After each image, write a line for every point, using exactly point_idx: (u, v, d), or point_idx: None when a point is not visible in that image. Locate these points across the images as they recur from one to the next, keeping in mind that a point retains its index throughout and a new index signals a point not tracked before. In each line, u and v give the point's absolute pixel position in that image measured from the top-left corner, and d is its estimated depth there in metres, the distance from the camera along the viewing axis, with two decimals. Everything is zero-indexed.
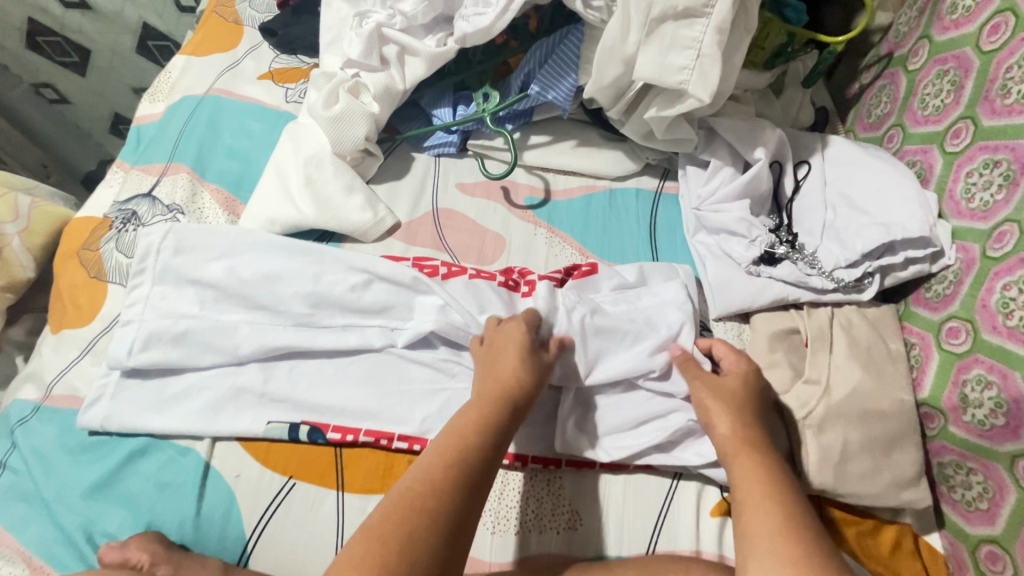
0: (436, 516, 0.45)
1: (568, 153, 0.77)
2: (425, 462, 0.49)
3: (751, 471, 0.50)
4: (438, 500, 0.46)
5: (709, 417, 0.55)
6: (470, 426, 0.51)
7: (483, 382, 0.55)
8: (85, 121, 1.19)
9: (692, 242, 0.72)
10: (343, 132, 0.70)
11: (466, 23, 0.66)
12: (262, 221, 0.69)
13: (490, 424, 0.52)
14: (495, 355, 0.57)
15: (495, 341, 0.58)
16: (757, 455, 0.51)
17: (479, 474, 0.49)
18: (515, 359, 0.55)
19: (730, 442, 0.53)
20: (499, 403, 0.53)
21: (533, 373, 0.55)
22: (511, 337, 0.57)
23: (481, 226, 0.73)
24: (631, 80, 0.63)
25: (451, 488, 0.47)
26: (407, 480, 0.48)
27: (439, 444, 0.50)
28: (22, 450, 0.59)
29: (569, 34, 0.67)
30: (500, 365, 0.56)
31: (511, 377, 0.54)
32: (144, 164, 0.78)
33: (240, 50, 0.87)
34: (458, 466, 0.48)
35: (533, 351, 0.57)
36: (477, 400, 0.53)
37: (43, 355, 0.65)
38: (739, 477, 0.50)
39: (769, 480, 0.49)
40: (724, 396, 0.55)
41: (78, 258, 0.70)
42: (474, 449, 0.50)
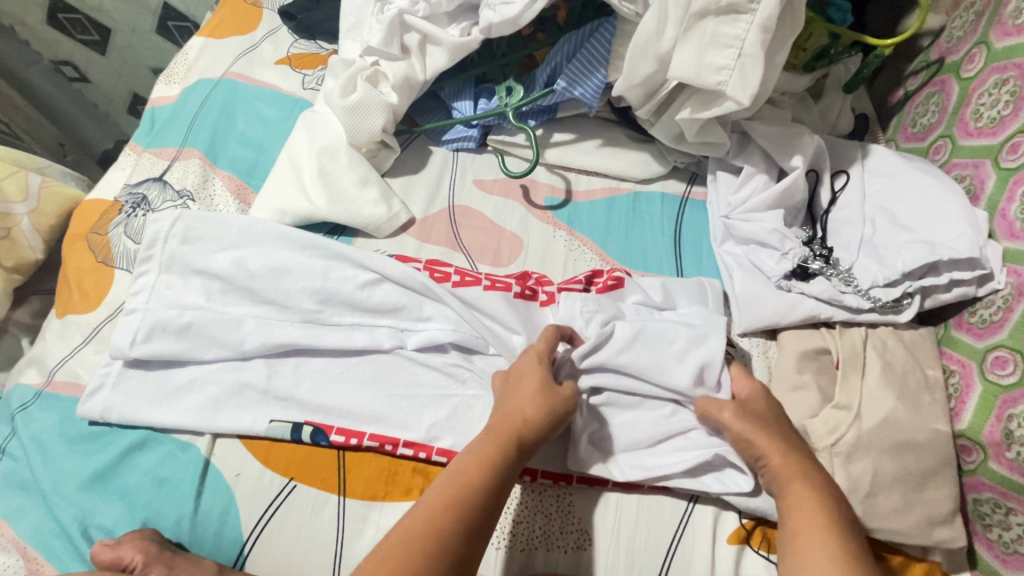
0: (433, 564, 0.42)
1: (593, 153, 0.73)
2: (430, 496, 0.46)
3: (805, 497, 0.48)
4: (439, 542, 0.43)
5: (756, 450, 0.51)
6: (477, 464, 0.48)
7: (494, 418, 0.52)
8: (104, 100, 1.17)
9: (718, 251, 0.68)
10: (360, 123, 0.67)
11: (493, 12, 0.59)
12: (273, 212, 0.67)
13: (501, 463, 0.49)
14: (512, 385, 0.55)
15: (515, 373, 0.56)
16: (809, 479, 0.49)
17: (483, 516, 0.46)
18: (533, 396, 0.53)
19: (786, 464, 0.50)
20: (513, 439, 0.50)
21: (546, 416, 0.52)
22: (534, 371, 0.54)
23: (498, 225, 0.70)
24: (665, 78, 0.59)
25: (454, 530, 0.44)
26: (411, 514, 0.45)
27: (447, 478, 0.48)
28: (20, 438, 0.58)
29: (601, 27, 0.63)
30: (514, 401, 0.53)
31: (526, 412, 0.52)
32: (156, 148, 0.76)
33: (258, 33, 0.85)
34: (461, 504, 0.46)
35: (550, 391, 0.54)
36: (488, 432, 0.51)
37: (48, 340, 0.63)
38: (791, 499, 0.48)
39: (823, 508, 0.47)
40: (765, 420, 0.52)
41: (86, 241, 0.69)
42: (480, 488, 0.47)
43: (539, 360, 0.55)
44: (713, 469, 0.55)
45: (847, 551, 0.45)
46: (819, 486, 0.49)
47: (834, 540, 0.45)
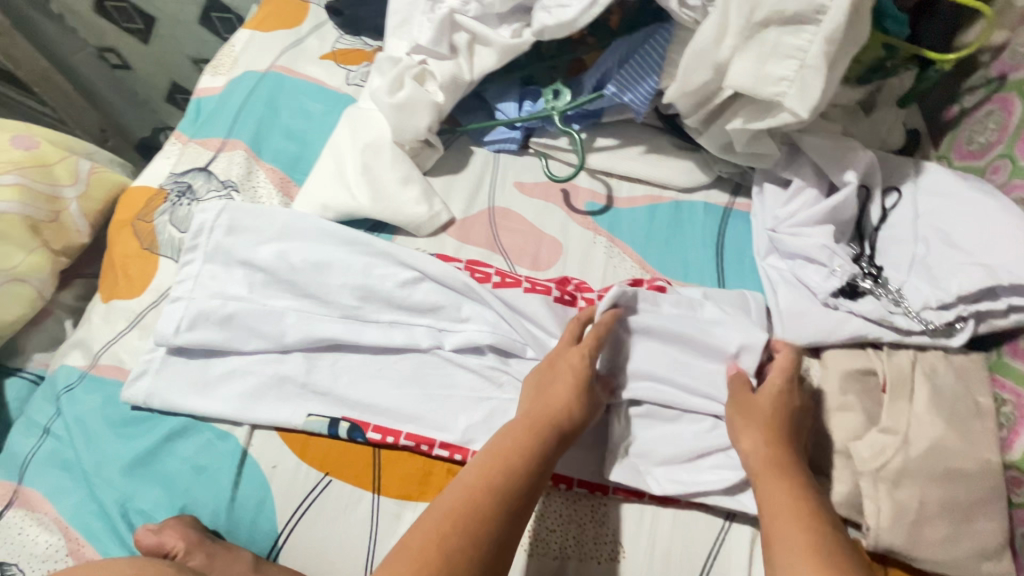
0: (477, 544, 0.44)
1: (636, 159, 0.72)
2: (468, 478, 0.48)
3: (784, 497, 0.48)
4: (478, 522, 0.45)
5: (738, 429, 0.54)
6: (516, 447, 0.49)
7: (533, 404, 0.53)
8: (144, 88, 1.27)
9: (762, 265, 0.67)
10: (406, 121, 0.67)
11: (547, 14, 0.58)
12: (315, 207, 0.67)
13: (533, 451, 0.49)
14: (547, 378, 0.55)
15: (551, 365, 0.56)
16: (792, 479, 0.49)
17: (518, 503, 0.47)
18: (568, 390, 0.53)
19: (772, 464, 0.50)
20: (545, 430, 0.51)
21: (586, 408, 0.53)
22: (575, 362, 0.54)
23: (538, 229, 0.70)
24: (719, 87, 0.58)
25: (488, 516, 0.45)
26: (445, 499, 0.46)
27: (479, 465, 0.49)
28: (65, 418, 0.59)
29: (656, 35, 0.62)
30: (553, 390, 0.53)
31: (562, 406, 0.52)
32: (201, 138, 0.77)
33: (304, 28, 0.85)
34: (501, 486, 0.47)
35: (590, 387, 0.54)
36: (526, 417, 0.52)
37: (93, 323, 0.64)
38: (766, 496, 0.49)
39: (804, 507, 0.47)
40: (764, 422, 0.52)
41: (132, 227, 0.70)
42: (519, 472, 0.48)
43: (582, 358, 0.55)
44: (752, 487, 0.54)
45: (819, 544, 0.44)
46: (799, 485, 0.49)
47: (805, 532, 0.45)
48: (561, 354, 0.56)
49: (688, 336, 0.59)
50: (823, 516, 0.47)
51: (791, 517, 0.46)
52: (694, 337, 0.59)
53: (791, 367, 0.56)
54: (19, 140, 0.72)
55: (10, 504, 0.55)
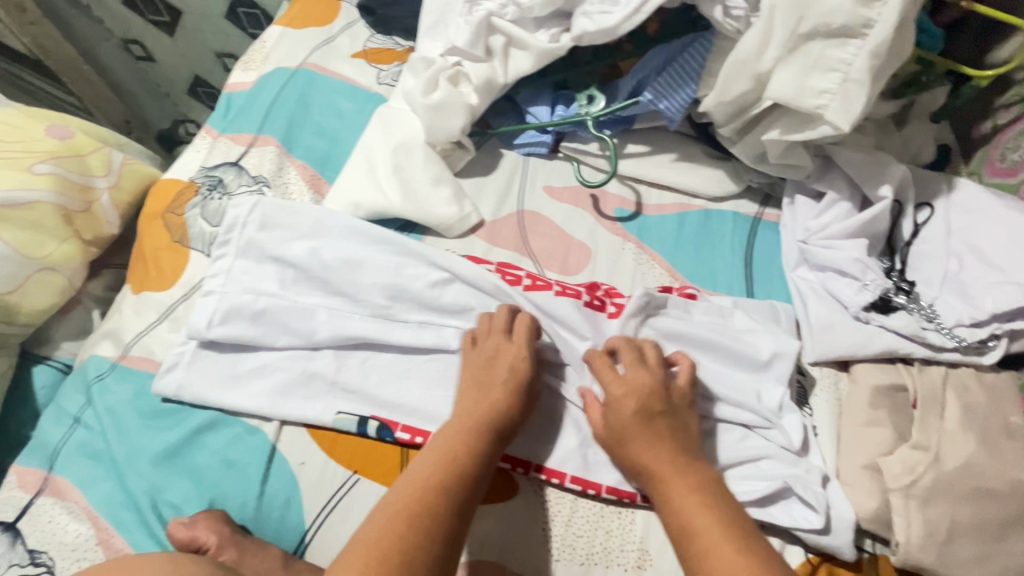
0: (429, 540, 0.45)
1: (667, 167, 0.72)
2: (408, 482, 0.48)
3: (683, 496, 0.49)
4: (428, 518, 0.46)
5: (620, 429, 0.53)
6: (445, 445, 0.51)
7: (467, 404, 0.54)
8: (165, 82, 1.29)
9: (791, 276, 0.67)
10: (440, 122, 0.67)
11: (589, 20, 0.58)
12: (347, 205, 0.68)
13: (469, 449, 0.51)
14: (483, 379, 0.55)
15: (471, 366, 0.57)
16: (688, 473, 0.50)
17: (461, 498, 0.48)
18: (503, 386, 0.54)
19: (660, 461, 0.51)
20: (482, 425, 0.52)
21: (523, 398, 0.55)
22: (507, 359, 0.56)
23: (567, 233, 0.70)
24: (759, 97, 0.58)
25: (439, 516, 0.46)
26: (388, 505, 0.47)
27: (419, 468, 0.50)
28: (96, 408, 0.59)
29: (696, 42, 0.61)
30: (489, 389, 0.54)
31: (492, 404, 0.53)
32: (232, 133, 0.77)
33: (336, 26, 0.86)
34: (444, 484, 0.48)
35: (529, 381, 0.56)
36: (459, 418, 0.53)
37: (124, 314, 0.65)
38: (672, 493, 0.49)
39: (703, 500, 0.48)
40: (632, 425, 0.53)
41: (163, 220, 0.71)
42: (457, 469, 0.49)
43: (518, 354, 0.56)
44: (781, 498, 0.54)
45: (725, 527, 0.46)
46: (696, 478, 0.50)
47: (715, 520, 0.47)
48: (481, 352, 0.57)
49: (720, 346, 0.59)
50: (722, 500, 0.48)
51: (696, 506, 0.48)
52: (724, 346, 0.59)
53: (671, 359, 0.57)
54: (54, 130, 0.72)
55: (40, 491, 0.56)
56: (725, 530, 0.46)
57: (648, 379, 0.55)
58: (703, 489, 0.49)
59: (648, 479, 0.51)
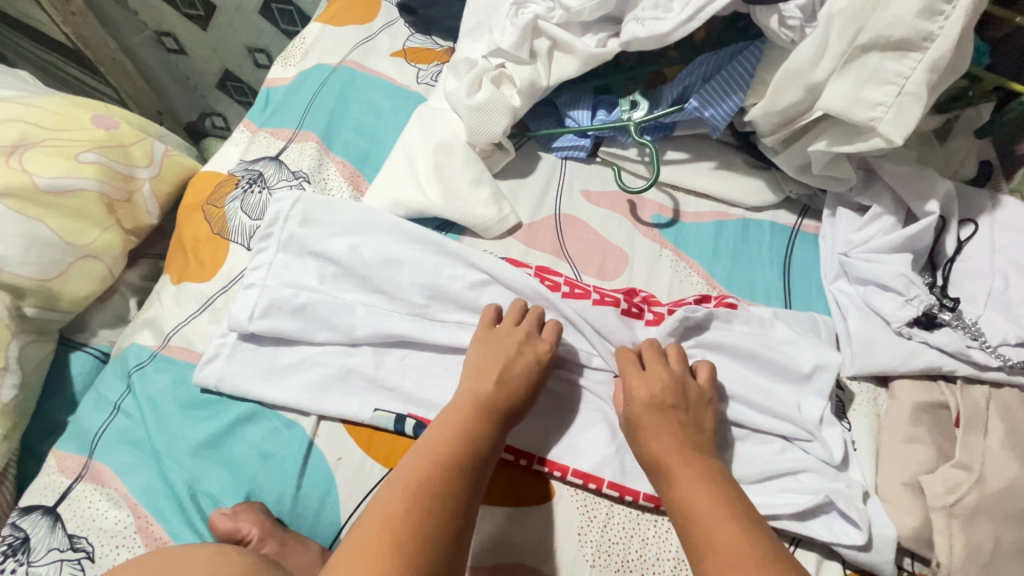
0: (443, 512, 0.45)
1: (706, 174, 0.72)
2: (421, 454, 0.49)
3: (687, 480, 0.48)
4: (442, 492, 0.46)
5: (635, 421, 0.54)
6: (458, 422, 0.51)
7: (479, 384, 0.54)
8: (195, 74, 1.32)
9: (830, 288, 0.67)
10: (483, 123, 0.67)
11: (639, 26, 0.58)
12: (387, 203, 0.68)
13: (481, 430, 0.51)
14: (494, 362, 0.55)
15: (487, 348, 0.57)
16: (693, 460, 0.50)
17: (473, 475, 0.48)
18: (520, 373, 0.55)
19: (670, 450, 0.51)
20: (493, 406, 0.53)
21: (535, 388, 0.55)
22: (526, 348, 0.56)
23: (604, 238, 0.69)
24: (809, 108, 0.57)
25: (453, 489, 0.46)
26: (399, 476, 0.47)
27: (430, 443, 0.50)
28: (136, 396, 0.60)
29: (745, 51, 0.61)
30: (505, 373, 0.54)
31: (507, 389, 0.54)
32: (272, 128, 0.78)
33: (376, 25, 0.86)
34: (456, 460, 0.48)
35: (541, 371, 0.56)
36: (471, 397, 0.53)
37: (164, 304, 0.65)
38: (680, 482, 0.49)
39: (709, 484, 0.48)
40: (644, 414, 0.53)
41: (203, 211, 0.71)
42: (471, 448, 0.50)
43: (540, 347, 0.56)
44: (820, 512, 0.53)
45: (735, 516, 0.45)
46: (704, 466, 0.50)
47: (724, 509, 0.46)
48: (498, 335, 0.57)
49: (760, 356, 0.59)
50: (732, 492, 0.48)
51: (703, 493, 0.47)
52: (765, 357, 0.58)
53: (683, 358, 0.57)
54: (100, 120, 0.73)
55: (80, 477, 0.56)
56: (727, 512, 0.46)
57: (664, 375, 0.55)
58: (712, 480, 0.49)
59: (656, 468, 0.51)
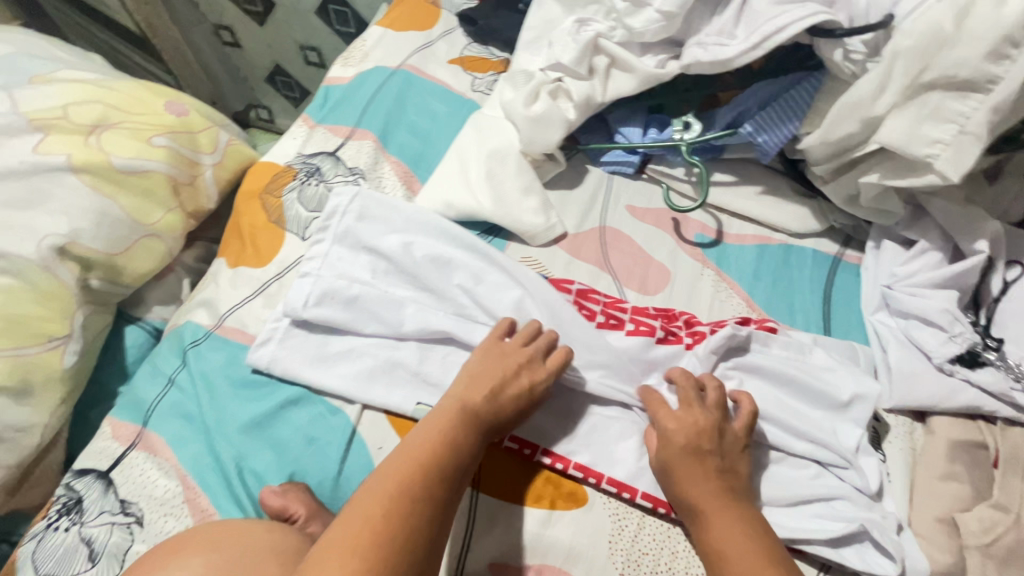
0: (419, 520, 0.46)
1: (752, 199, 0.73)
2: (405, 456, 0.50)
3: (727, 526, 0.50)
4: (421, 499, 0.47)
5: (673, 464, 0.54)
6: (446, 429, 0.52)
7: (471, 394, 0.55)
8: (245, 67, 1.38)
9: (869, 319, 0.67)
10: (539, 133, 0.69)
11: (703, 51, 0.60)
12: (439, 204, 0.70)
13: (465, 439, 0.52)
14: (487, 375, 0.56)
15: (487, 360, 0.58)
16: (731, 506, 0.51)
17: (452, 484, 0.50)
18: (513, 393, 0.55)
19: (709, 496, 0.51)
20: (482, 418, 0.54)
21: (525, 407, 0.56)
22: (523, 370, 0.56)
23: (647, 254, 0.71)
24: (865, 140, 0.58)
25: (433, 497, 0.48)
26: (383, 477, 0.48)
27: (415, 445, 0.51)
28: (191, 372, 0.62)
29: (804, 80, 0.62)
30: (498, 389, 0.55)
31: (498, 404, 0.55)
32: (330, 124, 0.81)
33: (435, 32, 0.89)
34: (438, 468, 0.49)
35: (535, 393, 0.56)
36: (461, 406, 0.54)
37: (220, 285, 0.68)
38: (717, 528, 0.50)
39: (747, 528, 0.50)
40: (681, 462, 0.53)
41: (260, 200, 0.74)
42: (453, 457, 0.51)
43: (539, 371, 0.57)
44: (853, 541, 0.54)
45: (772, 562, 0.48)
46: (741, 511, 0.51)
47: (763, 556, 0.48)
48: (502, 349, 0.58)
49: (798, 382, 0.59)
50: (767, 536, 0.50)
51: (742, 541, 0.49)
52: (804, 382, 0.59)
53: (722, 402, 0.56)
54: (172, 106, 0.77)
55: (133, 445, 0.59)
56: (764, 559, 0.48)
57: (702, 418, 0.55)
58: (750, 526, 0.50)
59: (692, 513, 0.52)
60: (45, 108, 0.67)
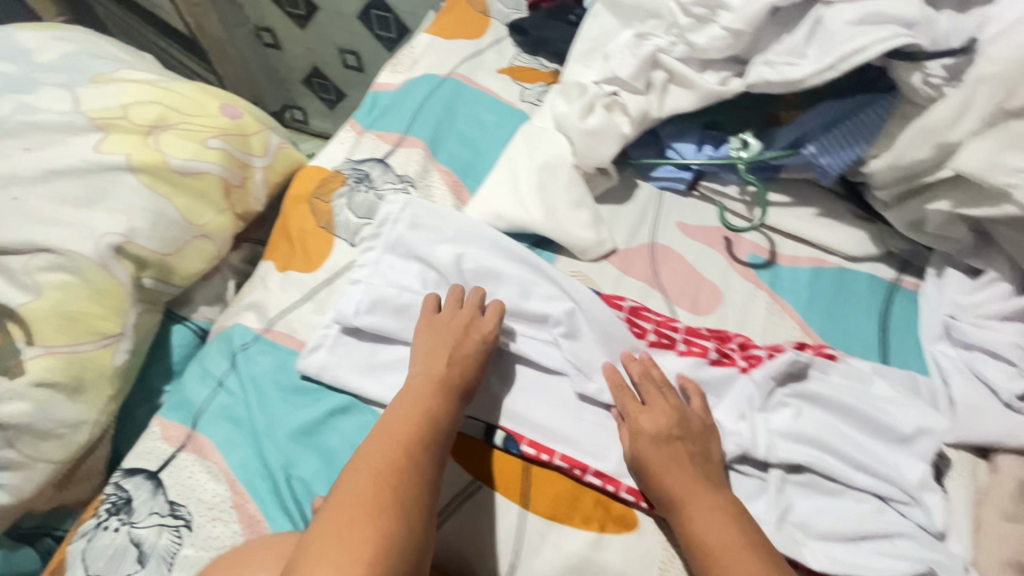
0: (412, 493, 0.46)
1: (806, 221, 0.72)
2: (386, 436, 0.49)
3: (704, 512, 0.50)
4: (410, 475, 0.47)
5: (650, 458, 0.53)
6: (421, 405, 0.53)
7: (431, 367, 0.56)
8: (284, 69, 1.40)
9: (929, 349, 0.64)
10: (594, 147, 0.68)
11: (772, 70, 0.59)
12: (489, 215, 0.70)
13: (441, 410, 0.53)
14: (441, 346, 0.57)
15: (434, 332, 0.59)
16: (708, 491, 0.51)
17: (435, 454, 0.50)
18: (465, 354, 0.57)
19: (682, 484, 0.51)
20: (450, 385, 0.55)
21: (478, 367, 0.58)
22: (468, 331, 0.58)
23: (698, 272, 0.69)
24: (938, 166, 0.57)
25: (421, 469, 0.48)
26: (368, 459, 0.47)
27: (393, 425, 0.51)
28: (241, 375, 0.62)
29: (874, 103, 0.60)
30: (453, 354, 0.57)
31: (459, 369, 0.56)
32: (378, 130, 0.81)
33: (484, 41, 0.89)
34: (422, 442, 0.49)
35: (485, 351, 0.58)
36: (428, 380, 0.55)
37: (270, 289, 0.68)
38: (697, 518, 0.49)
39: (724, 511, 0.50)
40: (653, 454, 0.53)
41: (309, 204, 0.74)
42: (432, 428, 0.51)
43: (485, 330, 0.59)
44: None
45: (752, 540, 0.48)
46: (716, 495, 0.51)
47: (744, 537, 0.48)
48: (445, 319, 0.60)
49: (858, 412, 0.57)
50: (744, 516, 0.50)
51: (720, 524, 0.49)
52: (864, 412, 0.57)
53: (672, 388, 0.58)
54: (226, 109, 0.77)
55: (182, 447, 0.59)
56: (743, 540, 0.48)
57: (664, 408, 0.56)
58: (726, 509, 0.50)
59: (669, 504, 0.51)
60: (107, 107, 0.68)
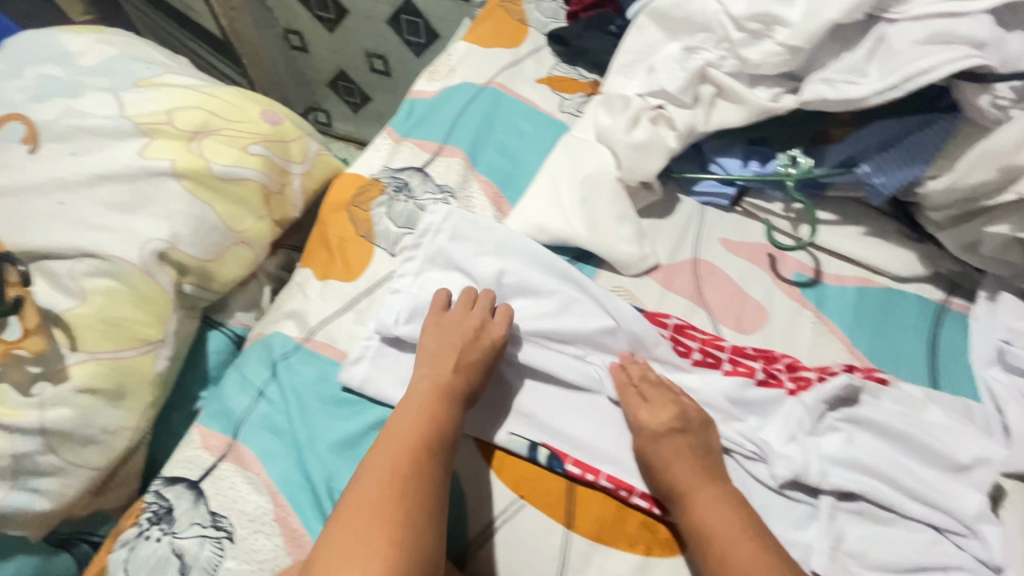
0: (422, 500, 0.47)
1: (853, 239, 0.71)
2: (394, 446, 0.50)
3: (707, 504, 0.51)
4: (419, 483, 0.48)
5: (656, 457, 0.55)
6: (427, 410, 0.53)
7: (438, 372, 0.56)
8: (309, 71, 1.40)
9: (981, 374, 0.63)
10: (639, 161, 0.67)
11: (831, 88, 0.59)
12: (529, 227, 0.69)
13: (448, 415, 0.53)
14: (449, 349, 0.57)
15: (441, 334, 0.59)
16: (711, 482, 0.53)
17: (442, 460, 0.51)
18: (473, 356, 0.57)
19: (687, 478, 0.53)
20: (455, 390, 0.55)
21: (485, 368, 0.57)
22: (476, 333, 0.58)
23: (743, 289, 0.68)
24: (1003, 188, 0.55)
25: (430, 476, 0.49)
26: (377, 469, 0.48)
27: (401, 432, 0.51)
28: (281, 385, 0.62)
29: (934, 124, 0.59)
30: (461, 358, 0.56)
31: (466, 373, 0.56)
32: (416, 138, 0.80)
33: (522, 50, 0.89)
34: (429, 449, 0.50)
35: (495, 355, 0.58)
36: (434, 385, 0.55)
37: (310, 297, 0.68)
38: (701, 512, 0.51)
39: (727, 502, 0.52)
40: (658, 453, 0.54)
41: (347, 212, 0.74)
42: (439, 433, 0.52)
43: (495, 332, 0.59)
44: None
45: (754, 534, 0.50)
46: (719, 488, 0.52)
47: (745, 529, 0.50)
48: (452, 321, 0.59)
49: (912, 438, 0.56)
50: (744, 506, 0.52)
51: (721, 515, 0.51)
52: (920, 439, 0.56)
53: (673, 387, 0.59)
54: (267, 115, 0.77)
55: (223, 457, 0.58)
56: (745, 531, 0.50)
57: (668, 411, 0.56)
58: (729, 503, 0.52)
59: (672, 496, 0.53)
60: (152, 112, 0.68)
